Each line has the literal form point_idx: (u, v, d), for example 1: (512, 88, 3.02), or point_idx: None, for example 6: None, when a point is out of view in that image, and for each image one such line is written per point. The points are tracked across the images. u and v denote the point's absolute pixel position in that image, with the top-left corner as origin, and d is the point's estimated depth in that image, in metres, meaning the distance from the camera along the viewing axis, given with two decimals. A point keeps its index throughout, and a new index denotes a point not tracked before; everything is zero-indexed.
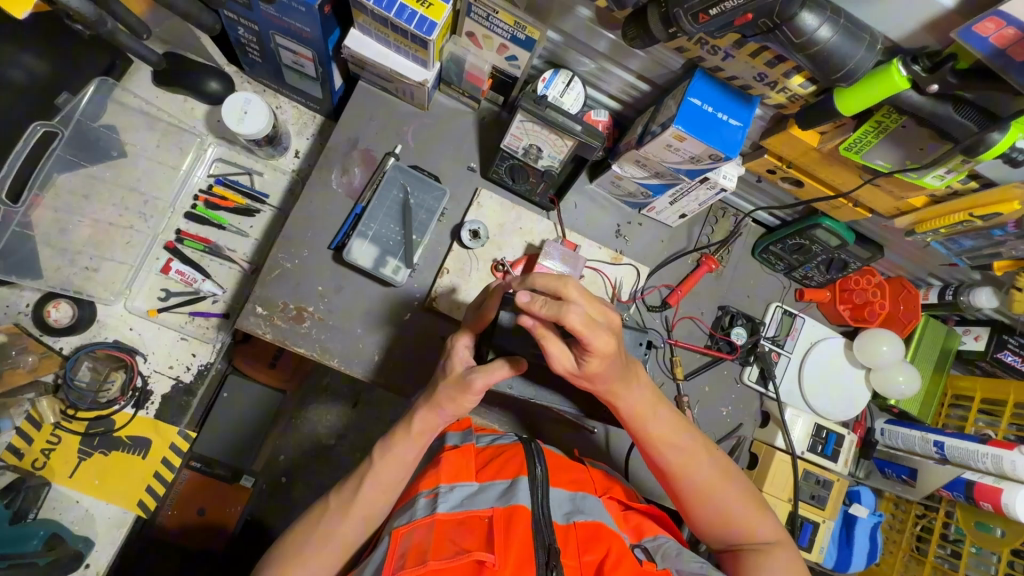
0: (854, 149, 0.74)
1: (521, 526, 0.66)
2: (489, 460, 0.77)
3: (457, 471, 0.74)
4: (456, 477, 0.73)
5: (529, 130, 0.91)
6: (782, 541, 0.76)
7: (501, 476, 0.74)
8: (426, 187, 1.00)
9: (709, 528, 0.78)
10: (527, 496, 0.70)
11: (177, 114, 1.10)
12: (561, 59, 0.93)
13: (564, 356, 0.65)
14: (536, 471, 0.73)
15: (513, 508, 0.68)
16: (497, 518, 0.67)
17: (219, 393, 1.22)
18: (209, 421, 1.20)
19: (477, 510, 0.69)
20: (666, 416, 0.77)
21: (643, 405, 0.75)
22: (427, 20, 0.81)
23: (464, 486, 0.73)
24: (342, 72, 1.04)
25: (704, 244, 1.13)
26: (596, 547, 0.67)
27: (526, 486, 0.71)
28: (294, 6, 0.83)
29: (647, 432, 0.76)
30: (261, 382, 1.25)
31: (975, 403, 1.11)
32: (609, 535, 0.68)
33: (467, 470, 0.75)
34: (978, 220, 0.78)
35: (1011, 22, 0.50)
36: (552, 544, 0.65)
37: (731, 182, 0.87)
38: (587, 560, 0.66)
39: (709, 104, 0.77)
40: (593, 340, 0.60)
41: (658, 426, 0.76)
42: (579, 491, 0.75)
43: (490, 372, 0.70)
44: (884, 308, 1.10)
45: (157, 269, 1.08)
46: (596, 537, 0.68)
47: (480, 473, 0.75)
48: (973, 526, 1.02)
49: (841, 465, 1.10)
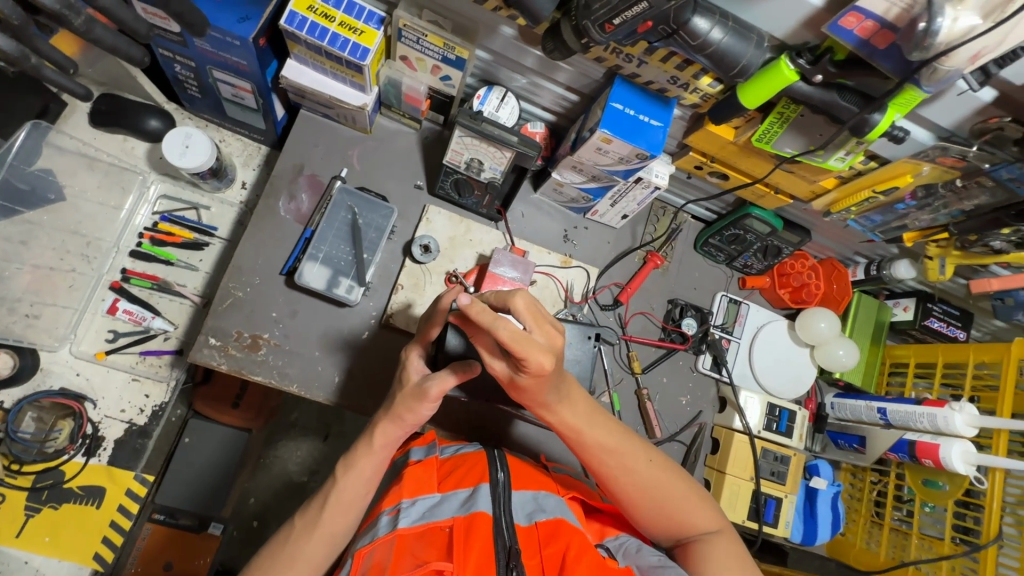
0: (764, 140, 0.81)
1: (481, 532, 0.67)
2: (450, 472, 0.78)
3: (419, 483, 0.75)
4: (418, 491, 0.74)
5: (469, 145, 0.95)
6: (724, 530, 0.79)
7: (463, 484, 0.75)
8: (373, 207, 1.01)
9: (655, 526, 0.80)
10: (487, 502, 0.71)
11: (118, 154, 1.10)
12: (493, 76, 0.97)
13: (501, 365, 0.67)
14: (498, 477, 0.75)
15: (473, 514, 0.69)
16: (457, 527, 0.68)
17: (180, 438, 1.16)
18: (173, 466, 1.13)
19: (438, 522, 0.69)
20: (600, 423, 0.79)
21: (577, 415, 0.76)
22: (360, 46, 0.85)
23: (427, 499, 0.73)
24: (284, 102, 1.06)
25: (648, 242, 1.18)
26: (557, 542, 0.68)
27: (488, 493, 0.72)
28: (229, 41, 0.86)
29: (586, 442, 0.77)
30: (226, 424, 1.18)
31: (910, 368, 1.19)
32: (568, 530, 0.69)
33: (429, 483, 0.75)
34: (881, 196, 0.84)
35: (868, 15, 0.56)
36: (513, 545, 0.67)
37: (663, 180, 0.94)
38: (546, 554, 0.67)
39: (631, 108, 0.83)
40: (527, 356, 0.60)
41: (593, 435, 0.77)
42: (542, 490, 0.77)
43: (445, 381, 0.71)
44: (819, 288, 1.18)
45: (103, 310, 1.06)
46: (556, 533, 0.69)
47: (443, 484, 0.76)
48: (921, 483, 1.06)
49: (796, 440, 1.15)
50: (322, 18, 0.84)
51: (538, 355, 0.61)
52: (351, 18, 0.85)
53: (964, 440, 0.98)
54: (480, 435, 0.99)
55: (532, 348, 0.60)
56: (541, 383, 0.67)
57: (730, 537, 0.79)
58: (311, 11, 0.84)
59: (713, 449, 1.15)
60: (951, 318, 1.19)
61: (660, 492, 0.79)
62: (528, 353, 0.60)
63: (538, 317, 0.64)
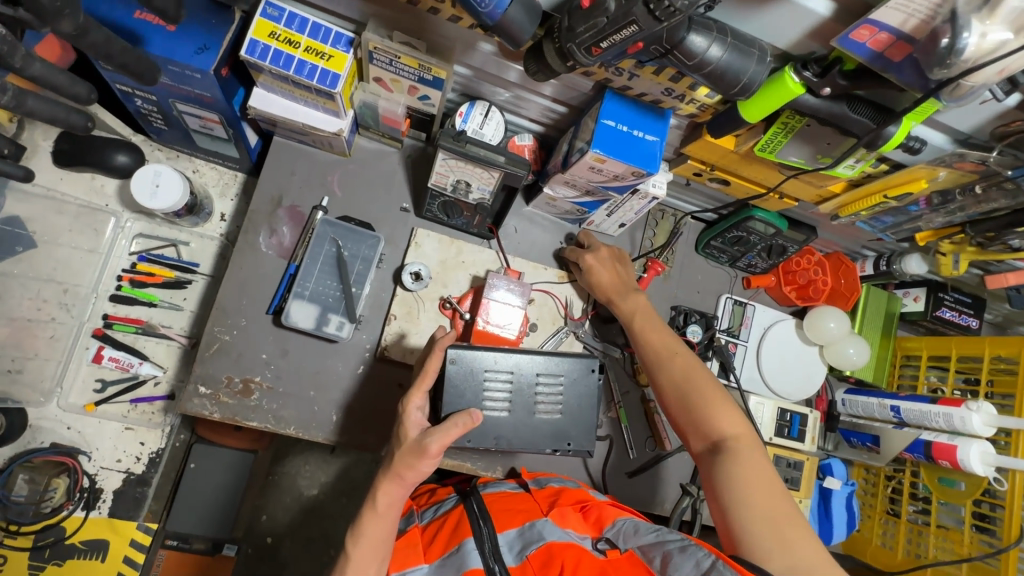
0: (767, 149, 0.75)
1: None
2: (434, 537, 0.76)
3: (405, 557, 0.72)
4: (404, 564, 0.71)
5: (454, 167, 0.89)
6: (751, 444, 0.76)
7: (448, 545, 0.73)
8: (358, 237, 0.96)
9: (687, 430, 0.82)
10: (477, 557, 0.70)
11: (86, 195, 1.04)
12: (475, 90, 0.91)
13: (591, 282, 1.00)
14: (482, 530, 0.73)
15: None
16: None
17: (185, 463, 1.11)
18: (180, 496, 1.10)
19: None
20: (655, 328, 0.91)
21: (637, 314, 0.93)
22: (330, 72, 0.79)
23: (415, 571, 0.71)
24: (257, 129, 1.00)
25: (648, 249, 1.14)
26: (553, 567, 0.66)
27: (475, 548, 0.71)
28: (190, 74, 0.80)
29: (649, 346, 0.89)
30: (231, 447, 1.13)
31: (923, 360, 1.16)
32: (559, 551, 0.68)
33: (415, 555, 0.73)
34: (893, 200, 0.80)
35: (882, 28, 0.51)
36: None
37: (661, 190, 0.89)
38: None
39: (624, 123, 0.77)
40: (598, 270, 0.99)
41: (646, 332, 0.91)
42: (524, 522, 0.75)
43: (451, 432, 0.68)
44: (827, 285, 1.14)
45: (88, 359, 1.02)
46: (548, 559, 0.68)
47: (430, 552, 0.74)
48: (936, 482, 1.05)
49: (809, 443, 1.12)
50: (286, 45, 0.78)
51: (604, 267, 1.00)
52: (318, 42, 0.79)
53: (981, 440, 0.96)
54: (486, 463, 0.95)
55: (598, 268, 0.99)
56: (617, 285, 0.98)
57: (754, 449, 0.75)
58: (274, 38, 0.78)
59: None
60: (963, 307, 1.15)
61: (693, 400, 0.81)
62: (595, 266, 1.00)
63: (600, 264, 1.00)
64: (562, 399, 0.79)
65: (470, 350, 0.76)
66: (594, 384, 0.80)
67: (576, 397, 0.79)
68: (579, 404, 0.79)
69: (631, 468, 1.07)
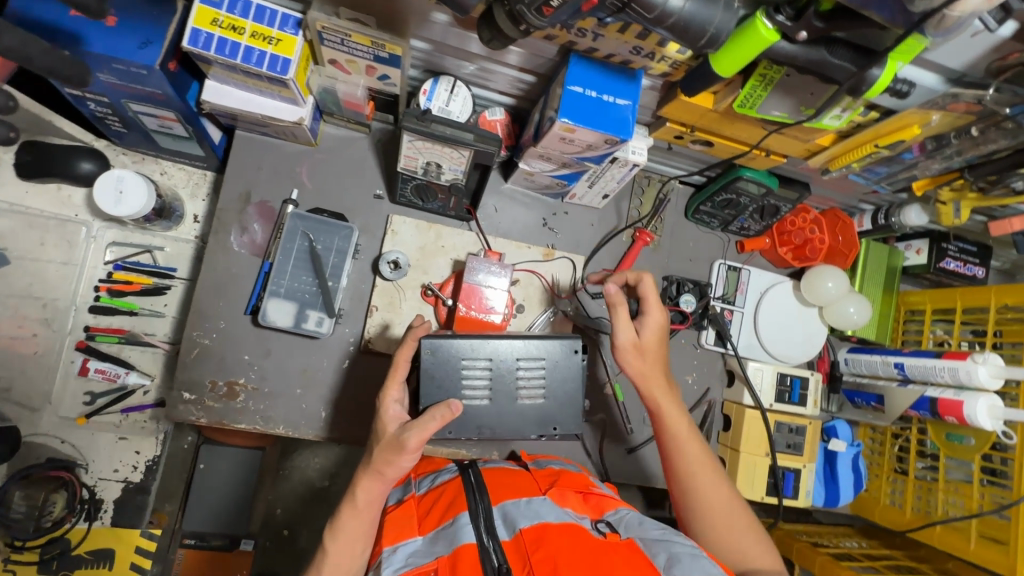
0: (747, 105, 0.71)
1: (467, 564, 0.63)
2: (430, 509, 0.75)
3: (399, 530, 0.71)
4: (397, 538, 0.70)
5: (421, 148, 0.85)
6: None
7: (443, 518, 0.72)
8: (329, 228, 0.92)
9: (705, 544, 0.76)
10: (470, 531, 0.68)
11: (53, 207, 1.01)
12: (439, 65, 0.87)
13: (630, 334, 0.84)
14: (477, 505, 0.71)
15: (458, 549, 0.65)
16: (443, 568, 0.63)
17: (195, 464, 1.09)
18: (193, 496, 1.09)
19: (421, 567, 0.65)
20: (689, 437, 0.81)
21: (680, 426, 0.82)
22: (279, 58, 0.75)
23: (408, 543, 0.69)
24: (218, 124, 0.96)
25: (636, 219, 1.10)
26: (546, 545, 0.63)
27: (469, 523, 0.69)
28: (135, 71, 0.76)
29: (665, 419, 0.82)
30: (235, 445, 1.09)
31: (927, 314, 1.12)
32: (553, 532, 0.64)
33: (409, 527, 0.72)
34: (885, 150, 0.75)
35: None
36: (501, 566, 0.63)
37: (641, 156, 0.84)
38: (535, 560, 0.62)
39: (592, 88, 0.73)
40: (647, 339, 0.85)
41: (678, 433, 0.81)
42: (523, 497, 0.74)
43: (427, 427, 0.66)
44: (824, 244, 1.09)
45: (75, 372, 1.00)
46: (541, 538, 0.64)
47: (424, 525, 0.72)
48: (944, 438, 1.02)
49: (811, 407, 1.09)
50: (230, 32, 0.74)
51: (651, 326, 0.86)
52: (263, 26, 0.75)
53: (990, 394, 0.93)
54: (481, 449, 0.98)
55: (651, 339, 0.86)
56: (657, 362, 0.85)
57: None
58: (216, 26, 0.73)
59: (725, 426, 1.12)
60: (968, 256, 1.11)
61: (720, 516, 0.75)
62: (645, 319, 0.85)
63: (650, 312, 0.86)
64: (544, 383, 0.76)
65: (443, 340, 0.74)
66: (577, 365, 0.77)
67: (559, 380, 0.77)
68: (563, 388, 0.77)
69: (629, 445, 1.06)
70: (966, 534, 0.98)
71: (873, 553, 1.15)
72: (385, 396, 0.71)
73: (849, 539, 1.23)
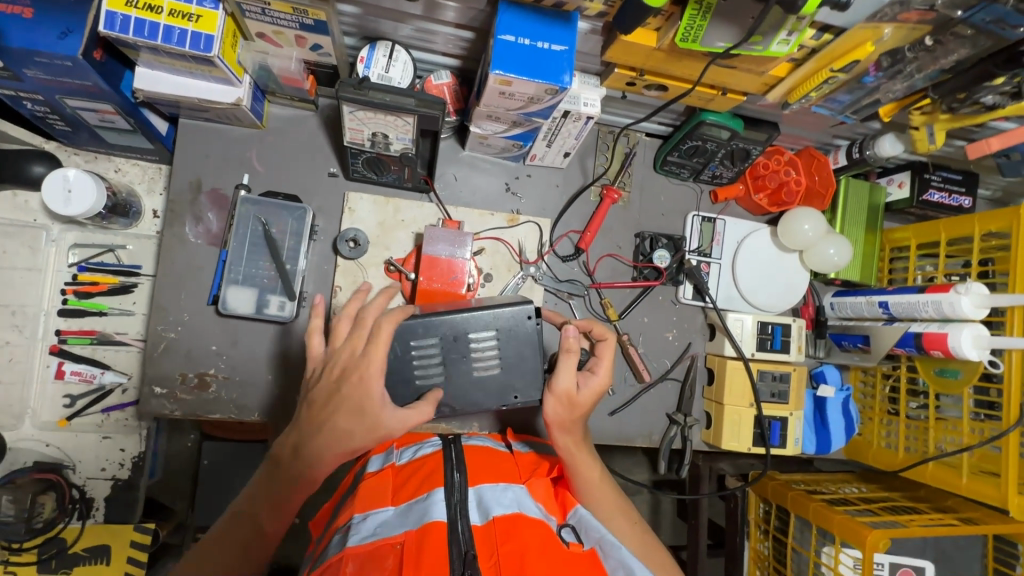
0: (689, 39, 0.67)
1: (435, 542, 0.61)
2: (407, 481, 0.74)
3: (371, 498, 0.70)
4: (369, 506, 0.69)
5: (365, 119, 0.79)
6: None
7: (418, 492, 0.71)
8: (282, 210, 0.91)
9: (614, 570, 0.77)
10: (442, 509, 0.66)
11: (10, 213, 1.01)
12: (375, 30, 0.83)
13: (570, 383, 0.74)
14: (453, 480, 0.70)
15: (427, 526, 0.63)
16: (409, 544, 0.61)
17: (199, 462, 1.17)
18: (200, 490, 1.16)
19: (388, 538, 0.62)
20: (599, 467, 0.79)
21: (588, 466, 0.78)
22: (201, 35, 0.72)
23: (378, 513, 0.68)
24: (161, 114, 0.94)
25: (602, 175, 1.07)
26: (516, 538, 0.63)
27: (442, 499, 0.67)
28: (58, 63, 0.73)
29: (581, 478, 0.77)
30: (235, 440, 1.17)
31: (912, 250, 1.08)
32: (527, 525, 0.64)
33: (383, 496, 0.71)
34: (841, 74, 0.71)
35: None
36: (468, 551, 0.61)
37: (594, 108, 0.82)
38: (503, 551, 0.61)
39: (525, 36, 0.69)
40: (586, 395, 0.75)
41: (589, 472, 0.77)
42: (502, 482, 0.73)
43: (410, 420, 0.67)
44: (800, 185, 1.05)
45: (51, 376, 1.02)
46: (514, 529, 0.64)
47: (398, 496, 0.71)
48: (933, 373, 0.99)
49: (796, 354, 1.07)
50: (148, 11, 0.71)
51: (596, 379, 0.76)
52: (181, 2, 0.71)
53: (975, 324, 0.90)
54: (461, 421, 0.99)
55: (590, 391, 0.76)
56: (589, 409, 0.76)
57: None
58: (132, 6, 0.70)
59: (709, 379, 1.10)
60: (953, 186, 1.06)
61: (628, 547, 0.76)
62: (597, 372, 0.77)
63: (602, 367, 0.78)
64: (499, 353, 0.77)
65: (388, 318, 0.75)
66: (530, 331, 0.78)
67: (515, 348, 0.77)
68: (518, 355, 0.78)
69: (612, 407, 1.05)
70: (958, 470, 0.96)
71: (871, 496, 1.13)
72: (375, 357, 0.64)
73: (848, 484, 1.19)
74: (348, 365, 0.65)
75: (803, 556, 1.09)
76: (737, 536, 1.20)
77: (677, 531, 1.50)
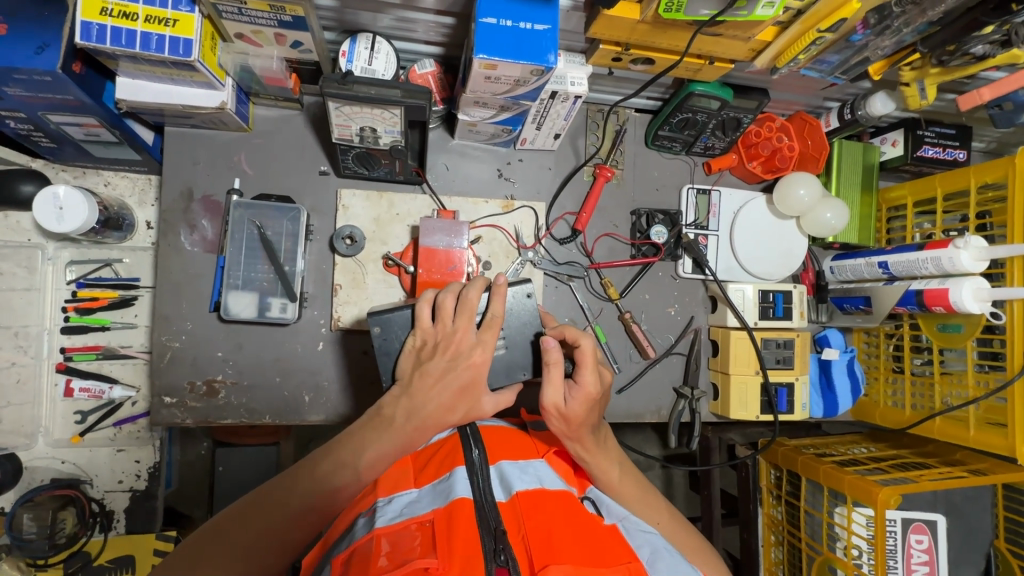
0: (673, 9, 0.67)
1: (463, 520, 0.61)
2: (427, 463, 0.74)
3: (395, 482, 0.70)
4: (393, 489, 0.69)
5: (351, 114, 0.78)
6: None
7: (441, 471, 0.71)
8: (276, 212, 0.90)
9: None
10: (467, 486, 0.66)
11: (3, 234, 1.00)
12: (355, 22, 0.82)
13: (556, 396, 0.72)
14: (473, 457, 0.70)
15: (453, 503, 0.63)
16: (439, 520, 0.62)
17: (215, 469, 1.16)
18: (217, 498, 1.15)
19: (417, 517, 0.63)
20: (615, 461, 0.78)
21: (605, 465, 0.76)
22: (180, 40, 0.71)
23: (404, 494, 0.68)
24: (146, 123, 0.93)
25: (594, 155, 1.06)
26: (542, 512, 0.63)
27: (464, 476, 0.67)
28: (37, 78, 0.72)
29: (600, 478, 0.77)
30: (249, 443, 1.17)
31: (909, 209, 1.08)
32: (551, 499, 0.65)
33: (405, 479, 0.71)
34: (828, 34, 0.71)
35: None
36: (498, 526, 0.62)
37: (581, 87, 0.82)
38: (529, 527, 0.62)
39: (507, 18, 0.69)
40: (572, 406, 0.72)
41: (603, 473, 0.76)
42: (521, 459, 0.73)
43: (501, 398, 0.76)
44: (794, 150, 1.03)
45: (60, 395, 1.03)
46: (538, 504, 0.64)
47: (420, 477, 0.72)
48: (936, 330, 1.00)
49: (797, 320, 1.07)
50: (123, 19, 0.70)
51: (582, 386, 0.72)
52: (156, 7, 0.70)
53: (975, 278, 0.90)
54: None
55: (579, 400, 0.72)
56: (589, 415, 0.73)
57: None
58: (107, 15, 0.69)
59: (714, 351, 1.11)
60: (947, 140, 1.05)
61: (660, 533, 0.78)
62: (580, 378, 0.73)
63: (589, 366, 0.73)
64: (503, 337, 0.80)
65: (386, 313, 0.78)
66: (531, 309, 0.81)
67: (517, 330, 0.81)
68: (521, 337, 0.81)
69: (618, 386, 1.06)
70: (965, 422, 0.96)
71: (881, 455, 1.14)
72: (489, 345, 0.72)
73: (857, 445, 1.20)
74: (459, 348, 0.72)
75: (816, 518, 1.10)
76: (751, 505, 1.21)
77: (691, 503, 1.52)
